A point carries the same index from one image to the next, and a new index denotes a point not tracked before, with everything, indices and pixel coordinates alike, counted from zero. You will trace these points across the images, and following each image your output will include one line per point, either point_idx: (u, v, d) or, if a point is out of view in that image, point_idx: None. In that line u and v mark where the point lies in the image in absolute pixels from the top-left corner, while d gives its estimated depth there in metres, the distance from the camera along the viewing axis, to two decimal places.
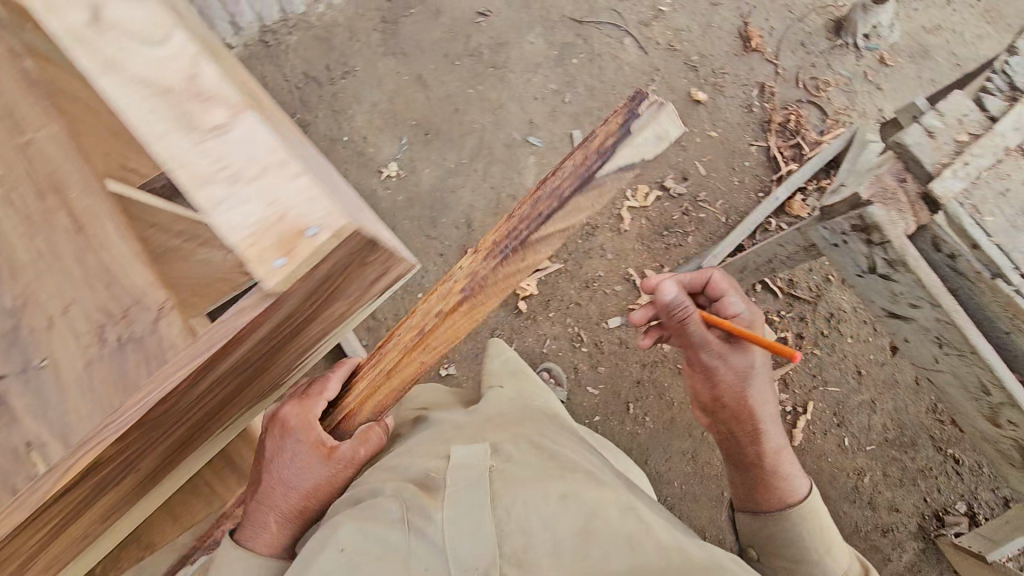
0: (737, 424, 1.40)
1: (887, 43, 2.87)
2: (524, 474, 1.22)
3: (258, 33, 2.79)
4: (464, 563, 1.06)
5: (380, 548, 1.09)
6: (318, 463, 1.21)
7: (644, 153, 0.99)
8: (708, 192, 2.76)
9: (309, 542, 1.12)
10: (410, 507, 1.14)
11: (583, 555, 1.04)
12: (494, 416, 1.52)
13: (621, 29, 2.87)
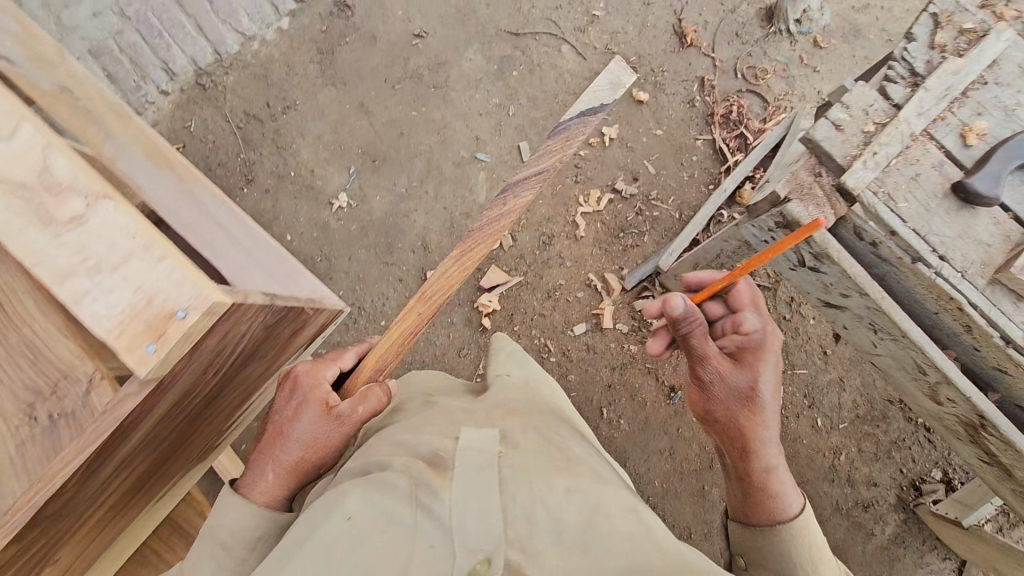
0: (731, 439, 1.41)
1: (820, 26, 2.91)
2: (533, 468, 1.15)
3: (193, 76, 2.76)
4: (470, 546, 1.01)
5: (387, 521, 1.04)
6: (319, 422, 1.23)
7: (605, 95, 1.53)
8: (659, 189, 2.78)
9: (317, 503, 1.07)
10: (419, 484, 1.08)
11: (585, 547, 1.03)
12: (504, 403, 1.38)
13: (558, 37, 2.87)
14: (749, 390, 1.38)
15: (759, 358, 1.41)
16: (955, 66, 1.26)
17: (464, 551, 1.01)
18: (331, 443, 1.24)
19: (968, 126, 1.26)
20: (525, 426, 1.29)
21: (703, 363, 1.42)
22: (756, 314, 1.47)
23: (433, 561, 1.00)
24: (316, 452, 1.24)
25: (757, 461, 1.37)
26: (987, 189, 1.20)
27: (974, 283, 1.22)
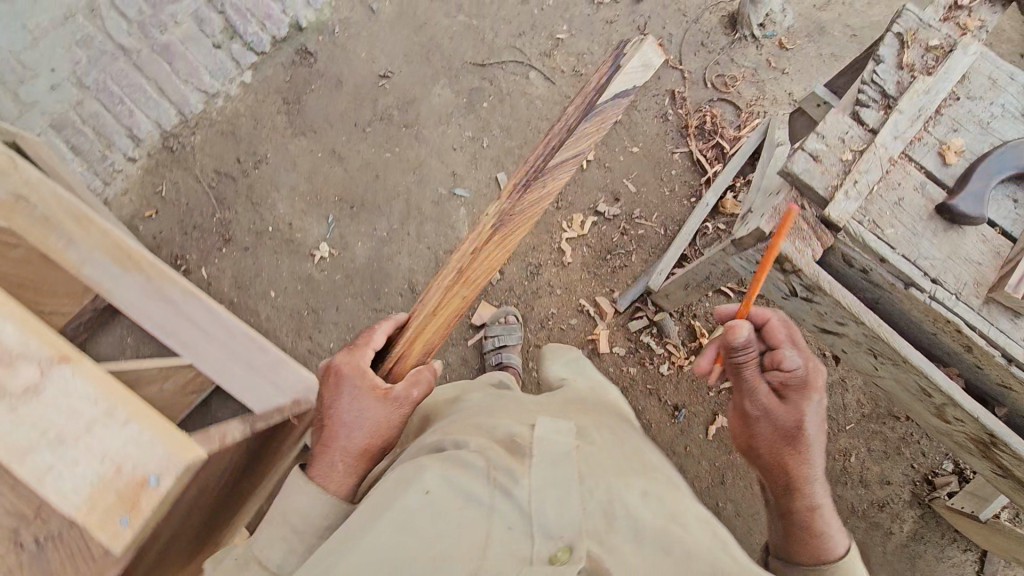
0: (774, 476, 1.39)
1: (783, 28, 2.90)
2: (609, 468, 1.19)
3: (159, 140, 2.71)
4: (550, 531, 1.05)
5: (464, 498, 1.09)
6: (378, 411, 1.27)
7: (635, 80, 1.29)
8: (642, 208, 2.76)
9: (396, 475, 1.14)
10: (497, 466, 1.13)
11: (668, 546, 1.06)
12: (571, 400, 1.49)
13: (524, 64, 2.85)
14: (794, 428, 1.35)
15: (806, 395, 1.35)
16: (925, 85, 1.25)
17: (545, 537, 1.05)
18: (392, 429, 1.29)
19: (946, 144, 1.24)
20: (601, 425, 1.37)
21: (749, 397, 1.38)
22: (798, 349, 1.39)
23: (507, 543, 1.05)
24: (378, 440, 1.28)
25: (801, 500, 1.34)
26: (971, 209, 1.19)
27: (970, 303, 1.20)
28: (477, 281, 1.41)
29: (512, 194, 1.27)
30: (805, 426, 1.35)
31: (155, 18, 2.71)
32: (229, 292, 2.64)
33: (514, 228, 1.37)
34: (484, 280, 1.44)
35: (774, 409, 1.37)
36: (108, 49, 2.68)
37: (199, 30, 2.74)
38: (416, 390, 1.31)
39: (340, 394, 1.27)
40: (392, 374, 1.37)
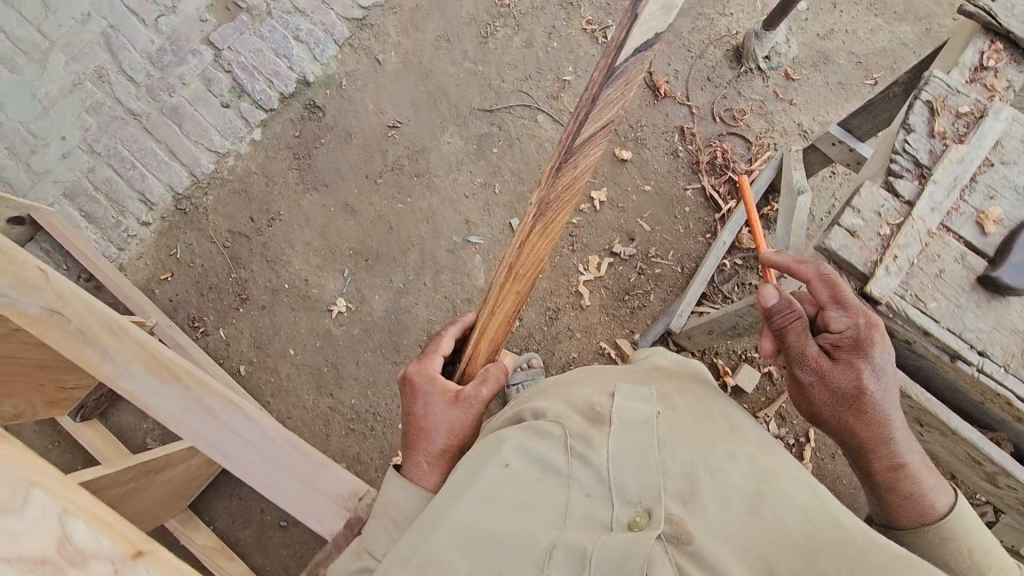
0: (847, 441, 1.26)
1: (789, 58, 2.91)
2: (692, 432, 1.24)
3: (171, 203, 2.70)
4: (627, 494, 1.15)
5: (544, 468, 1.20)
6: (449, 413, 1.36)
7: (655, 27, 1.13)
8: (657, 246, 2.75)
9: (480, 446, 1.26)
10: (576, 435, 1.22)
11: (755, 511, 1.12)
12: (658, 366, 1.45)
13: (532, 108, 2.86)
14: (856, 393, 1.20)
15: (864, 355, 1.19)
16: (959, 153, 1.24)
17: (624, 501, 1.14)
18: (468, 429, 1.37)
19: (983, 214, 1.23)
20: (688, 390, 1.35)
21: (798, 365, 1.26)
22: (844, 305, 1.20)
23: (587, 509, 1.15)
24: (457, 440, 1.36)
25: (882, 464, 1.22)
26: (1017, 281, 1.17)
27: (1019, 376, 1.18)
28: (530, 270, 1.38)
29: (542, 193, 1.20)
30: (870, 386, 1.19)
31: (164, 82, 2.75)
32: (249, 351, 2.63)
33: (552, 215, 1.30)
34: (536, 264, 1.38)
35: (829, 374, 1.22)
36: (118, 114, 2.71)
37: (208, 90, 2.77)
38: (482, 389, 1.36)
39: (415, 402, 1.39)
40: (464, 375, 1.45)
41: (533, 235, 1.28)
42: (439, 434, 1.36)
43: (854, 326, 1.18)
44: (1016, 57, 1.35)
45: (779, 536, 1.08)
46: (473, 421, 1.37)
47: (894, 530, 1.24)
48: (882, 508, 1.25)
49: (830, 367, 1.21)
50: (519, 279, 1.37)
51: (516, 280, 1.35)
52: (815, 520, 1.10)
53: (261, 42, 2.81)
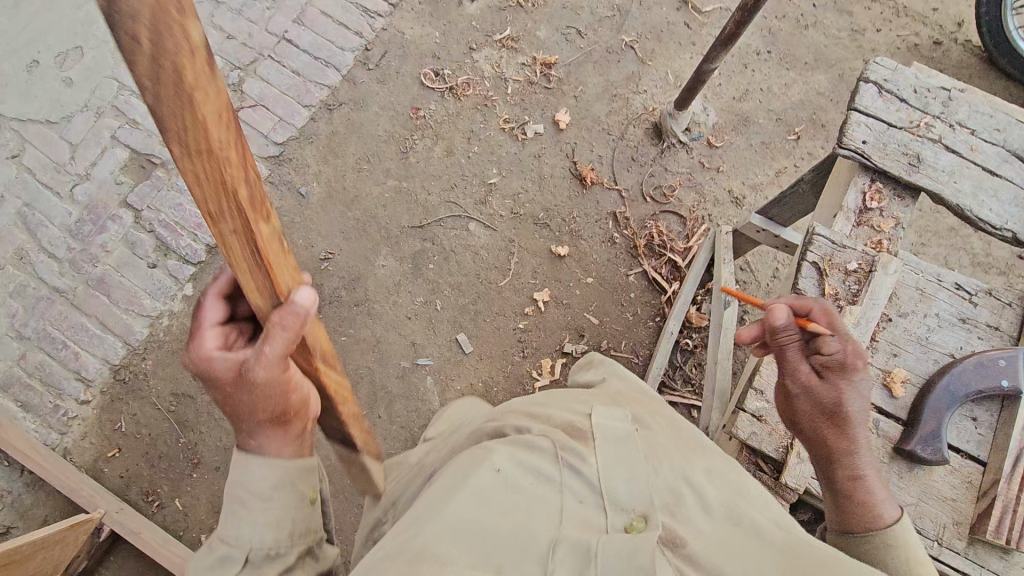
0: (814, 457, 1.14)
1: (708, 126, 2.91)
2: (671, 449, 1.16)
3: (109, 375, 2.63)
4: (619, 502, 1.02)
5: (534, 475, 1.07)
6: (242, 390, 0.98)
7: None
8: (609, 338, 2.70)
9: (459, 460, 1.12)
10: (563, 447, 1.11)
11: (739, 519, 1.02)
12: (614, 393, 1.44)
13: (462, 217, 2.82)
14: (835, 405, 1.09)
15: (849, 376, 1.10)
16: (854, 317, 1.21)
17: (617, 510, 1.01)
18: (288, 397, 1.00)
19: (889, 376, 1.20)
20: (657, 414, 1.32)
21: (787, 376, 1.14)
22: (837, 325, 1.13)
23: (579, 514, 1.01)
24: (272, 412, 1.02)
25: (840, 472, 1.09)
26: (931, 453, 1.14)
27: (957, 550, 1.13)
28: (241, 195, 0.80)
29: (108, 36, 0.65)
30: (850, 404, 1.09)
31: (86, 253, 2.70)
32: (208, 519, 2.54)
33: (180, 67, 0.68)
34: (238, 177, 0.79)
35: (812, 387, 1.12)
36: (43, 294, 2.65)
37: (132, 253, 2.72)
38: (265, 347, 0.92)
39: (209, 388, 1.02)
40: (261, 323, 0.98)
41: (175, 118, 0.71)
42: (247, 412, 1.01)
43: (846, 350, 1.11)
44: (898, 192, 1.32)
45: (764, 543, 0.99)
46: (281, 391, 0.99)
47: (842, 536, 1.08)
48: (839, 517, 1.08)
49: (816, 382, 1.11)
50: (221, 203, 0.80)
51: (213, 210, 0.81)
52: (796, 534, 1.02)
53: (180, 196, 2.78)
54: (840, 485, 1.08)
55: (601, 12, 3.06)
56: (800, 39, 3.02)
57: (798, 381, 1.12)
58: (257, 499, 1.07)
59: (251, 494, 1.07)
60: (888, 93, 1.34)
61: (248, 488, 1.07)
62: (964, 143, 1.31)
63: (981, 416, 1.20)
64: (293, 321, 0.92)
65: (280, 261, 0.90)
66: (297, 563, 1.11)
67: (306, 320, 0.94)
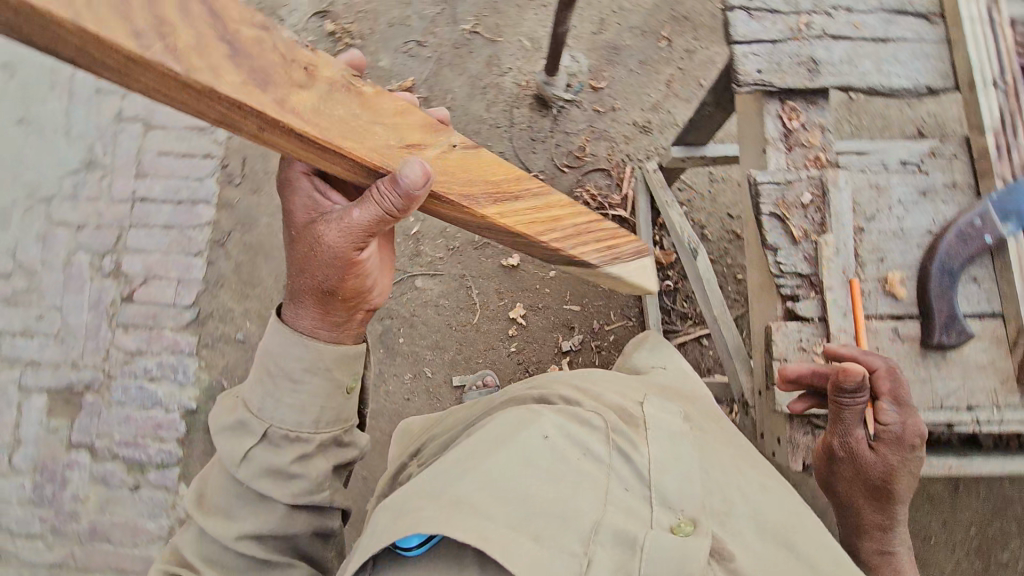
0: (842, 517, 1.20)
1: (585, 72, 2.82)
2: (725, 451, 1.08)
3: None
4: (666, 499, 0.95)
5: (582, 450, 0.99)
6: (308, 242, 1.11)
7: None
8: (598, 316, 2.65)
9: (506, 417, 1.04)
10: (614, 428, 1.03)
11: (789, 544, 0.96)
12: (659, 378, 1.35)
13: (405, 277, 2.68)
14: (886, 481, 1.10)
15: (906, 454, 1.08)
16: (831, 245, 1.19)
17: (665, 508, 0.94)
18: (343, 266, 1.12)
19: (886, 280, 1.19)
20: (704, 408, 1.24)
21: (836, 443, 1.10)
22: (902, 397, 1.09)
23: (625, 504, 0.94)
24: (331, 284, 1.14)
25: (870, 542, 1.16)
26: (951, 335, 1.16)
27: (1015, 405, 1.16)
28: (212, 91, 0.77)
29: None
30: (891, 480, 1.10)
31: (63, 512, 2.30)
32: None
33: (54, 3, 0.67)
34: (208, 76, 0.77)
35: (865, 462, 1.10)
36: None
37: (108, 487, 2.32)
38: (353, 212, 1.04)
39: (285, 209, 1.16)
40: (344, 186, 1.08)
41: (88, 49, 0.72)
42: (307, 276, 1.15)
43: (907, 425, 1.08)
44: (810, 99, 1.29)
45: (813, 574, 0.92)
46: (345, 259, 1.11)
47: None
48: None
49: (868, 455, 1.09)
50: (209, 106, 0.81)
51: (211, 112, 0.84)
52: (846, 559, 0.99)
53: (123, 408, 2.35)
54: (866, 554, 1.16)
55: (430, 13, 2.88)
56: None
57: (851, 451, 1.09)
58: (287, 381, 1.17)
59: (284, 373, 1.17)
60: (758, 12, 1.30)
61: (282, 366, 1.17)
62: (844, 25, 1.29)
63: (980, 274, 1.21)
64: (396, 200, 0.94)
65: (348, 136, 0.91)
66: (318, 451, 1.21)
67: (409, 205, 0.96)
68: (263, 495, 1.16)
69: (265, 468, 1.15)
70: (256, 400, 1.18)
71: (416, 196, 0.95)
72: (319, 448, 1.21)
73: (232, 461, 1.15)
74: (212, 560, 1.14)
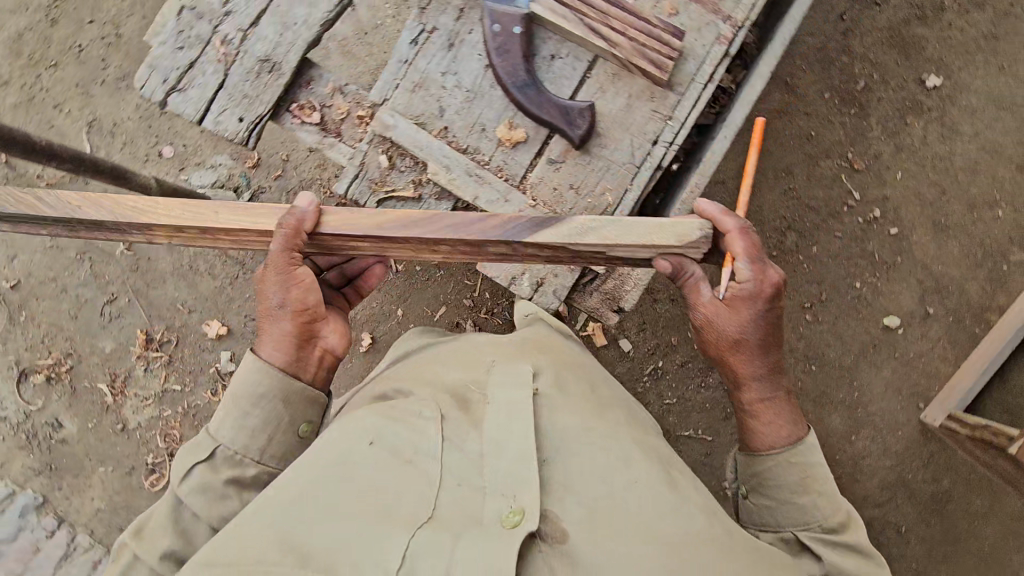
0: (723, 373, 1.46)
1: (233, 163, 2.57)
2: (572, 409, 1.30)
3: None
4: (499, 489, 1.13)
5: (414, 452, 1.18)
6: (263, 272, 1.38)
7: None
8: (461, 296, 2.58)
9: (336, 431, 1.22)
10: (445, 415, 1.24)
11: (622, 503, 1.15)
12: (521, 337, 1.57)
13: None
14: (743, 335, 1.36)
15: (760, 307, 1.35)
16: (450, 163, 1.33)
17: (496, 497, 1.12)
18: (293, 289, 1.38)
19: (504, 137, 1.34)
20: (543, 351, 1.49)
21: (700, 310, 1.39)
22: (752, 254, 1.32)
23: (454, 500, 1.13)
24: (280, 301, 1.39)
25: (752, 394, 1.44)
26: (579, 122, 1.31)
27: (675, 104, 1.33)
28: (189, 202, 1.44)
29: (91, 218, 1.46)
30: (750, 331, 1.36)
31: None
32: None
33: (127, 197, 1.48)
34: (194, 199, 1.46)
35: (726, 317, 1.36)
36: None
37: None
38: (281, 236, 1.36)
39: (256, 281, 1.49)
40: None
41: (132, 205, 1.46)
42: (264, 301, 1.40)
43: (759, 282, 1.34)
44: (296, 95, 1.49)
45: (641, 509, 1.15)
46: (287, 273, 1.37)
47: (754, 450, 1.44)
48: (751, 434, 1.45)
49: (720, 315, 1.37)
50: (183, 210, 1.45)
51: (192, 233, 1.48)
52: (677, 477, 1.26)
53: None
54: (749, 406, 1.44)
55: (85, 272, 2.56)
56: (131, 43, 2.57)
57: (708, 310, 1.37)
58: (247, 403, 1.35)
59: (246, 395, 1.36)
60: (184, 82, 1.41)
61: (240, 390, 1.36)
62: (247, 19, 1.42)
63: (553, 50, 1.35)
64: (294, 219, 1.33)
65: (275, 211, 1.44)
66: None
67: (306, 225, 1.34)
68: (200, 514, 1.29)
69: (203, 485, 1.30)
70: (218, 424, 1.36)
71: (308, 219, 1.34)
72: (254, 482, 1.36)
73: (178, 475, 1.32)
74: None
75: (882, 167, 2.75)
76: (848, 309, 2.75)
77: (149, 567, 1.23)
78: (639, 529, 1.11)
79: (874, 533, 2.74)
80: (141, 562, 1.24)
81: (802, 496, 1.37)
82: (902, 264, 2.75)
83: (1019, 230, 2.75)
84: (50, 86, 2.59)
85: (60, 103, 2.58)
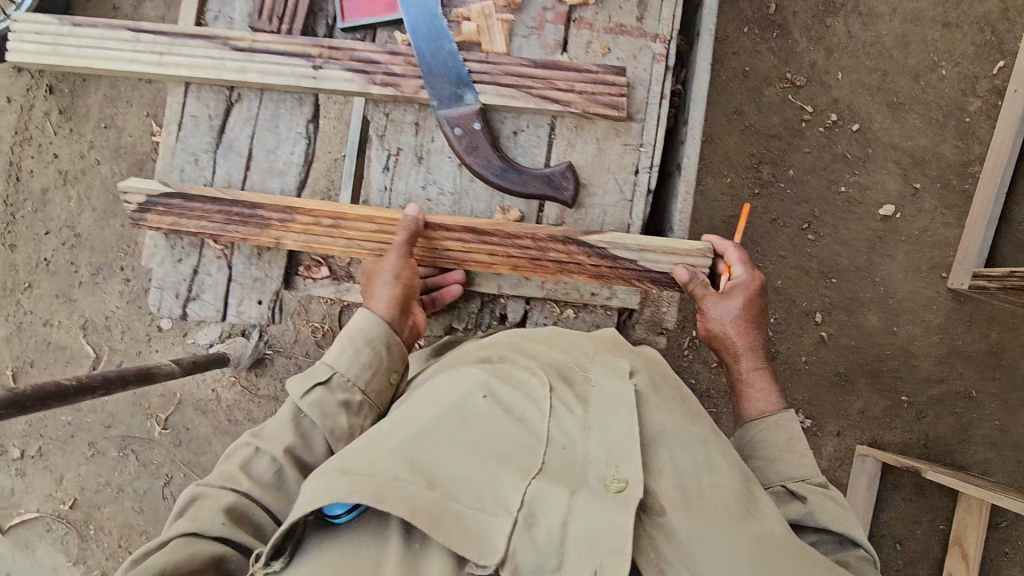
0: (721, 354, 1.59)
1: None
2: (664, 400, 1.31)
3: None
4: (606, 458, 1.11)
5: (520, 409, 1.19)
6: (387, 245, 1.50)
7: None
8: None
9: (439, 384, 1.24)
10: (554, 388, 1.24)
11: (718, 508, 1.12)
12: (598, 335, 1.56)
13: None
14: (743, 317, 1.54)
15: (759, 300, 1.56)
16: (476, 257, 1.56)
17: (603, 471, 1.09)
18: (411, 265, 1.49)
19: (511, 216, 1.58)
20: (623, 349, 1.49)
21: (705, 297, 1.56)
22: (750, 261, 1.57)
23: (561, 455, 1.13)
24: (396, 273, 1.47)
25: (751, 369, 1.56)
26: (565, 186, 1.55)
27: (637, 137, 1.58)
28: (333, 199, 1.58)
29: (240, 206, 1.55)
30: (748, 314, 1.54)
31: None
32: None
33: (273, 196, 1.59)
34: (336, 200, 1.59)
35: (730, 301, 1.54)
36: None
37: None
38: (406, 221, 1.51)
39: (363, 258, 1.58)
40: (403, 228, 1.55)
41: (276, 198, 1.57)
42: (380, 267, 1.49)
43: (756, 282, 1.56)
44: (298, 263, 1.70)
45: (732, 516, 1.11)
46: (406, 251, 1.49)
47: (751, 418, 1.52)
48: (750, 404, 1.54)
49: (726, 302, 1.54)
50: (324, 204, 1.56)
51: (319, 225, 1.55)
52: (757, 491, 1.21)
53: None
54: (746, 380, 1.55)
55: (133, 464, 2.58)
56: (91, 238, 2.59)
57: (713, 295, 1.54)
58: (365, 343, 1.41)
59: (364, 335, 1.42)
60: None
61: (361, 330, 1.42)
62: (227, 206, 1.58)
63: (516, 131, 1.60)
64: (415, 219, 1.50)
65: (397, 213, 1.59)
66: None
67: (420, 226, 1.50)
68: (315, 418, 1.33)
69: (320, 398, 1.34)
70: (335, 354, 1.40)
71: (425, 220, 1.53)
72: (359, 408, 1.38)
73: (300, 390, 1.33)
74: (258, 478, 1.27)
75: (823, 73, 2.82)
76: (843, 214, 2.82)
77: (272, 456, 1.29)
78: (733, 533, 1.08)
79: (948, 407, 2.81)
80: (264, 454, 1.29)
81: (786, 454, 1.44)
82: (875, 154, 2.82)
83: (968, 82, 2.82)
84: (32, 306, 2.61)
85: (47, 318, 2.60)
